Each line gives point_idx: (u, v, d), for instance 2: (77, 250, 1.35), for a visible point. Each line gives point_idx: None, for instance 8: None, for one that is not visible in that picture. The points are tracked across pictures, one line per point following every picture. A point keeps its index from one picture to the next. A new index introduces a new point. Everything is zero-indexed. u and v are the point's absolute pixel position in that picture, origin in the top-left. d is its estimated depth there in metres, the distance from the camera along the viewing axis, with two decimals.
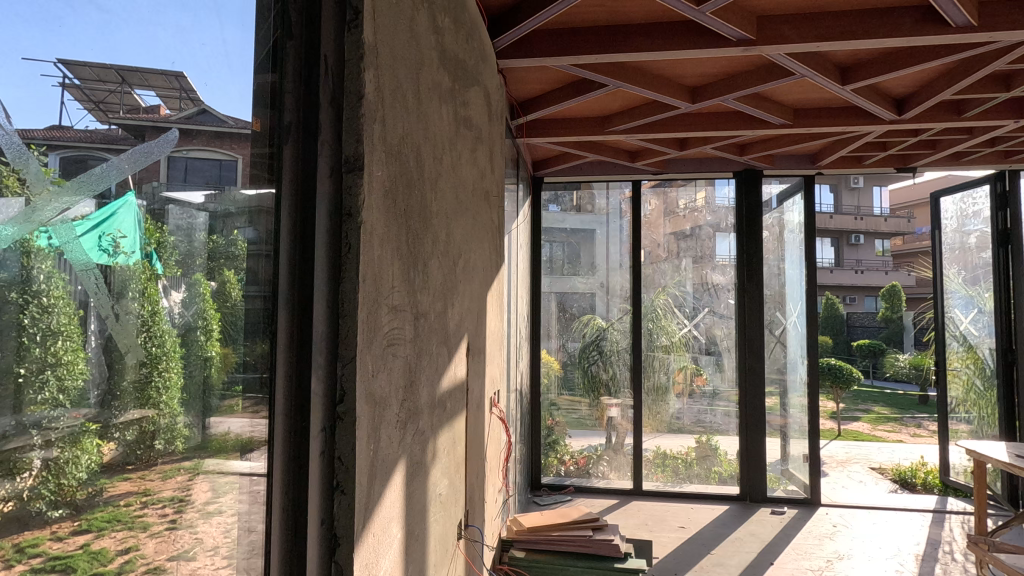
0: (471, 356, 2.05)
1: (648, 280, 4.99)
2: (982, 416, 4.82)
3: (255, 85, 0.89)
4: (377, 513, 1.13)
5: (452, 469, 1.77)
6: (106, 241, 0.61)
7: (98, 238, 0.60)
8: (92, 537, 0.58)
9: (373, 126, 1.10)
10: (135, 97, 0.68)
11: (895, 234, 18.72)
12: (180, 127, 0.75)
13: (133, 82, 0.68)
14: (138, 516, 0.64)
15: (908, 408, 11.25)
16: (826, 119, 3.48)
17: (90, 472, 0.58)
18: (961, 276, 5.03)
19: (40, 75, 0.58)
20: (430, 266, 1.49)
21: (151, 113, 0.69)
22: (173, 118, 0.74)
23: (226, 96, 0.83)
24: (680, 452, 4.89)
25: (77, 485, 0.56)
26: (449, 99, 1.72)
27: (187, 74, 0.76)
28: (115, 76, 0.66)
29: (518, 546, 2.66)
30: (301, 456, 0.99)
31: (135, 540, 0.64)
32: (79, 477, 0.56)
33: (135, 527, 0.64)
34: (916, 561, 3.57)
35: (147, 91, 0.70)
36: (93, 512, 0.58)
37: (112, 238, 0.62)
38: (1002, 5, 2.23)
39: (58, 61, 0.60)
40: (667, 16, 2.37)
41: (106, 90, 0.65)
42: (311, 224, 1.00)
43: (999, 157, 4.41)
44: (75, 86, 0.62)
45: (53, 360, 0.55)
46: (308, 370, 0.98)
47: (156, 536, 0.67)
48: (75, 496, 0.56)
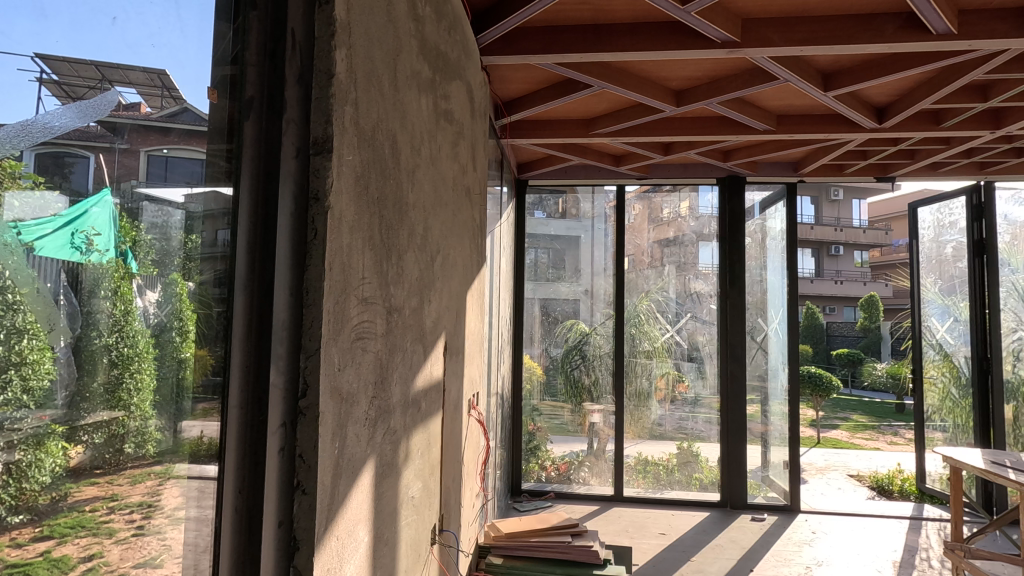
0: (449, 355, 2.00)
1: (631, 285, 4.99)
2: (957, 424, 4.88)
3: (213, 76, 0.85)
4: (342, 515, 1.08)
5: (427, 471, 1.72)
6: (79, 238, 0.62)
7: (71, 234, 0.61)
8: (54, 544, 0.58)
9: (344, 108, 1.05)
10: (117, 95, 0.69)
11: (874, 246, 19.04)
12: (162, 124, 0.76)
13: (114, 78, 0.69)
14: (104, 521, 0.65)
15: (885, 417, 11.42)
16: (808, 126, 3.50)
17: (54, 475, 0.58)
18: (938, 285, 5.10)
19: (16, 70, 0.57)
20: (405, 259, 1.44)
21: (131, 111, 0.70)
22: (154, 116, 0.74)
23: (180, 70, 0.78)
24: (661, 459, 4.87)
25: (38, 490, 0.56)
26: (429, 90, 1.68)
27: (169, 72, 0.76)
28: (94, 73, 0.66)
29: (496, 552, 2.60)
30: (257, 451, 0.93)
31: (99, 547, 0.64)
32: (41, 481, 0.57)
33: (101, 533, 0.64)
34: (894, 568, 3.58)
35: (127, 88, 0.70)
36: (56, 517, 0.58)
37: (86, 235, 0.63)
38: (981, 13, 2.26)
39: (35, 55, 0.59)
40: (652, 16, 2.36)
41: (86, 86, 0.65)
42: (275, 208, 0.95)
43: (974, 168, 4.49)
44: (54, 81, 0.61)
45: (17, 359, 0.55)
46: (268, 363, 0.93)
47: (122, 542, 0.67)
48: (36, 501, 0.56)
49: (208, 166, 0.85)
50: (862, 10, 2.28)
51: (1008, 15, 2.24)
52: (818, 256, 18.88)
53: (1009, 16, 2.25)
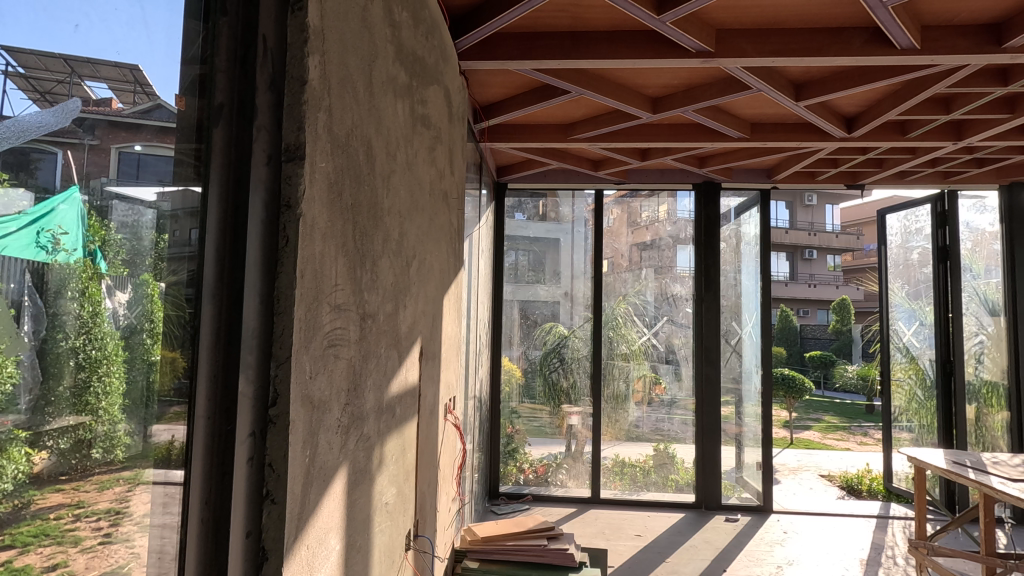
0: (425, 359, 1.99)
1: (609, 288, 5.03)
2: (923, 425, 5.03)
3: (181, 77, 0.84)
4: (313, 523, 1.07)
5: (402, 476, 1.71)
6: (45, 237, 0.61)
7: (36, 233, 0.60)
8: (16, 553, 0.58)
9: (318, 115, 1.05)
10: (86, 89, 0.69)
11: (846, 250, 19.52)
12: (135, 120, 0.76)
13: (83, 73, 0.69)
14: (69, 530, 0.64)
15: (856, 418, 11.69)
16: (781, 134, 3.57)
17: (17, 482, 0.58)
18: (905, 289, 5.26)
19: None
20: (380, 264, 1.44)
21: (101, 107, 0.71)
22: (126, 113, 0.74)
23: (149, 67, 0.77)
24: (638, 460, 4.92)
25: None
26: (405, 94, 1.67)
27: (142, 68, 0.76)
28: (63, 67, 0.66)
29: (472, 556, 2.60)
30: (225, 461, 0.92)
31: (63, 556, 0.63)
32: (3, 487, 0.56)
33: (66, 542, 0.64)
34: (861, 565, 3.67)
35: (98, 83, 0.70)
36: (18, 526, 0.58)
37: (52, 234, 0.62)
38: (943, 30, 2.34)
39: None
40: (629, 25, 2.39)
41: (54, 81, 0.65)
42: (245, 215, 0.94)
43: (939, 177, 4.64)
44: (21, 75, 0.61)
45: None
46: (236, 371, 0.92)
47: (88, 551, 0.67)
48: None
49: (176, 167, 0.83)
50: (830, 24, 2.34)
51: (967, 32, 2.33)
52: (792, 260, 19.25)
53: (969, 32, 2.33)
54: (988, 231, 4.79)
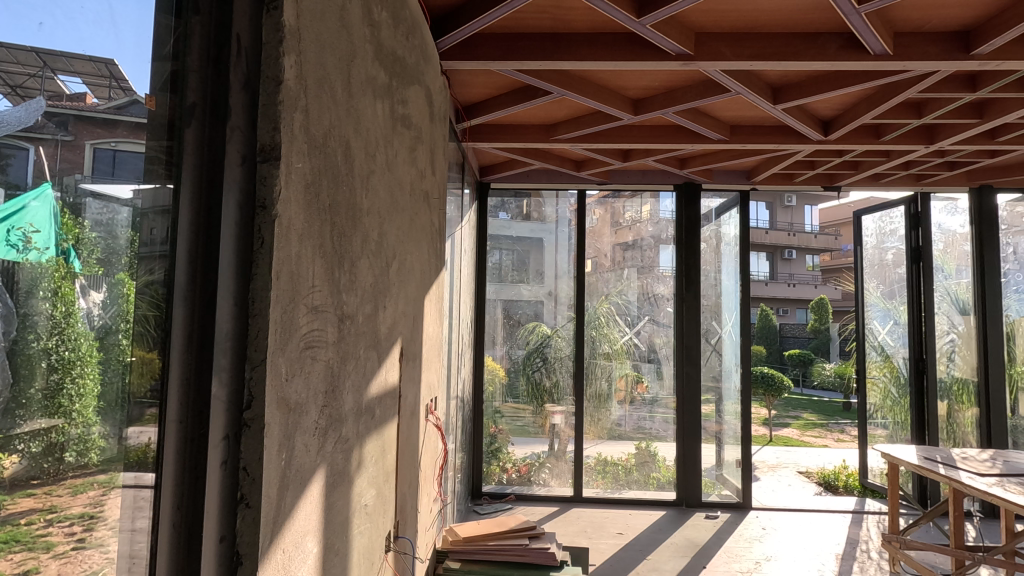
0: (405, 360, 1.99)
1: (591, 288, 5.06)
2: (897, 421, 5.14)
3: (152, 75, 0.82)
4: (289, 527, 1.06)
5: (381, 478, 1.71)
6: (15, 235, 0.60)
7: (6, 231, 0.59)
8: None
9: (294, 115, 1.04)
10: (59, 83, 0.67)
11: (824, 250, 19.87)
12: (109, 116, 0.75)
13: (56, 67, 0.67)
14: (41, 535, 0.64)
15: (834, 415, 11.92)
16: (759, 137, 3.62)
17: None
18: (880, 289, 5.37)
19: None
20: (359, 265, 1.43)
21: (74, 101, 0.69)
22: (101, 108, 0.73)
23: (124, 61, 0.77)
24: (620, 459, 4.96)
25: None
26: (385, 95, 1.66)
27: (117, 63, 0.76)
28: (35, 60, 0.65)
29: (454, 557, 2.60)
30: (198, 466, 0.91)
31: (35, 562, 0.63)
32: None
33: (37, 548, 0.63)
34: (836, 560, 3.74)
35: (72, 78, 0.69)
36: None
37: (22, 232, 0.61)
38: (915, 36, 2.39)
39: None
40: (609, 27, 2.41)
41: (26, 74, 0.63)
42: (218, 216, 0.93)
43: (912, 180, 4.74)
44: None
45: None
46: (209, 374, 0.91)
47: (60, 557, 0.66)
48: None
49: (147, 166, 0.82)
50: (806, 28, 2.38)
51: (937, 39, 2.39)
52: (772, 259, 19.54)
53: (939, 40, 2.39)
54: (958, 233, 4.91)
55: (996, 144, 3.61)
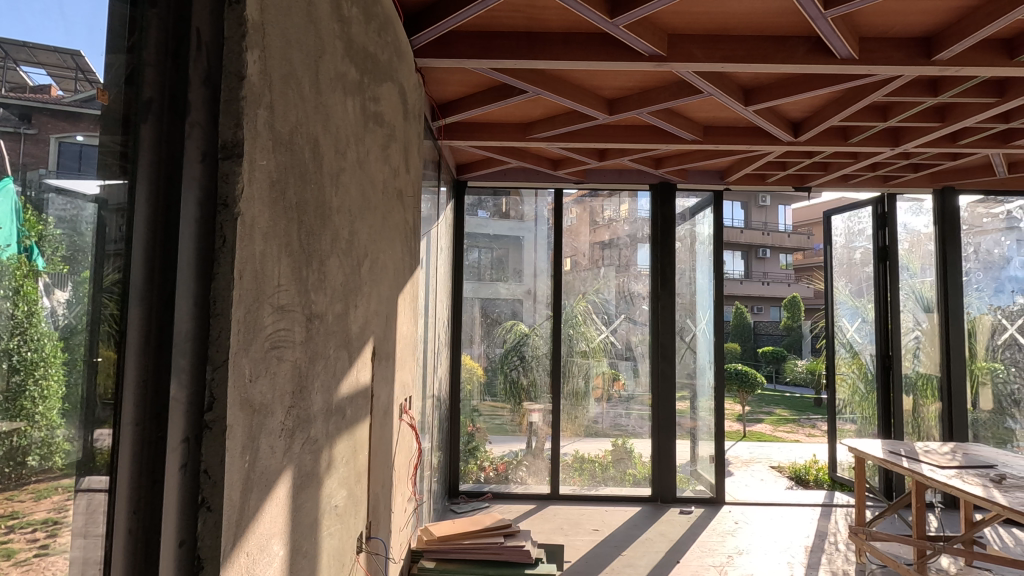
0: (378, 359, 1.97)
1: (568, 287, 5.08)
2: (864, 416, 5.28)
3: (106, 66, 0.81)
4: (253, 530, 1.04)
5: (353, 479, 1.69)
6: None
7: None
8: None
9: (258, 111, 1.02)
10: (23, 74, 0.68)
11: (797, 250, 20.29)
12: (75, 110, 0.76)
13: (19, 58, 0.68)
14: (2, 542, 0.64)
15: (805, 410, 12.19)
16: (732, 138, 3.68)
17: None
18: (848, 288, 5.51)
19: None
20: (328, 263, 1.41)
21: (38, 93, 0.70)
22: (66, 100, 0.74)
23: (91, 54, 0.78)
24: (597, 456, 4.99)
25: None
26: (355, 92, 1.65)
27: (82, 55, 0.76)
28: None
29: (429, 556, 2.60)
30: (155, 469, 0.89)
31: None
32: None
33: None
34: (805, 553, 3.83)
35: (35, 69, 0.70)
36: None
37: None
38: (880, 41, 2.46)
39: None
40: (584, 27, 2.42)
41: None
42: (177, 215, 0.91)
43: (879, 181, 4.86)
44: None
45: None
46: (168, 375, 0.89)
47: (22, 564, 0.67)
48: None
49: (101, 159, 0.80)
50: (775, 32, 2.43)
51: (901, 44, 2.46)
52: (747, 259, 19.86)
53: (902, 45, 2.46)
54: (923, 233, 5.06)
55: (957, 147, 3.73)
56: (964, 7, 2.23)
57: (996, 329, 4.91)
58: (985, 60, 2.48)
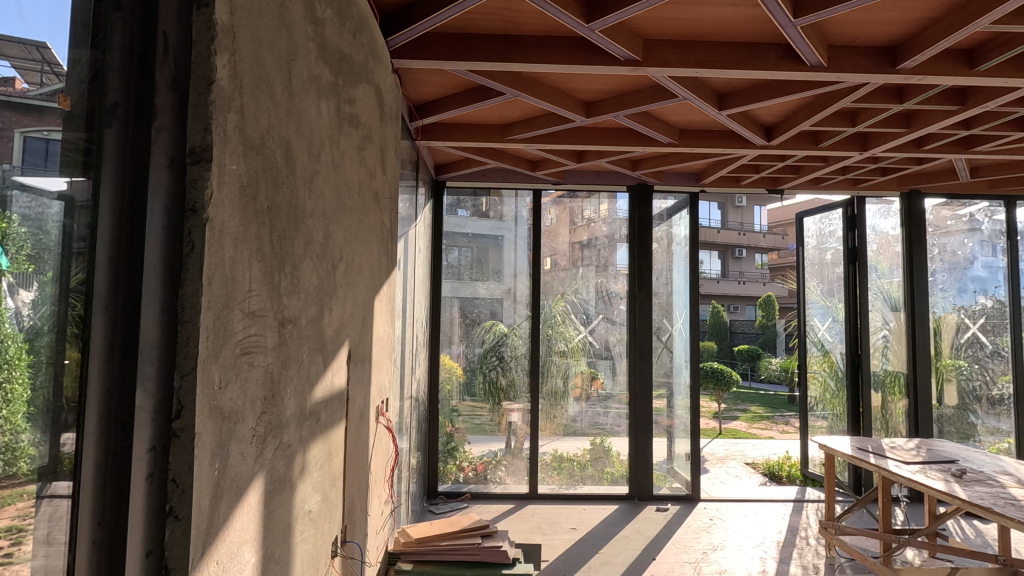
0: (353, 362, 1.96)
1: (547, 287, 5.10)
2: (835, 413, 5.42)
3: (68, 58, 0.79)
4: (223, 538, 1.03)
5: (327, 483, 1.68)
6: None
7: None
8: None
9: (227, 116, 1.01)
10: None
11: (772, 250, 20.68)
12: (43, 104, 0.76)
13: None
14: None
15: (779, 407, 12.46)
16: (707, 141, 3.74)
17: None
18: (820, 288, 5.67)
19: None
20: (301, 268, 1.40)
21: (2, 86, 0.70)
22: (32, 94, 0.74)
23: (58, 47, 0.77)
24: (576, 455, 5.03)
25: None
26: (330, 94, 1.64)
27: (50, 47, 0.76)
28: None
29: (406, 558, 2.59)
30: (121, 479, 0.88)
31: None
32: None
33: None
34: (777, 548, 3.91)
35: None
36: None
37: None
38: (847, 50, 2.53)
39: None
40: (560, 30, 2.44)
41: None
42: (143, 220, 0.90)
43: (849, 184, 4.99)
44: None
45: None
46: (133, 383, 0.88)
47: None
48: None
49: (62, 161, 0.79)
50: (747, 38, 2.48)
51: (867, 52, 2.53)
52: (723, 259, 20.17)
53: (869, 53, 2.53)
54: (891, 234, 5.20)
55: (923, 152, 3.85)
56: (926, 18, 2.30)
57: (959, 327, 5.08)
58: (946, 70, 2.57)
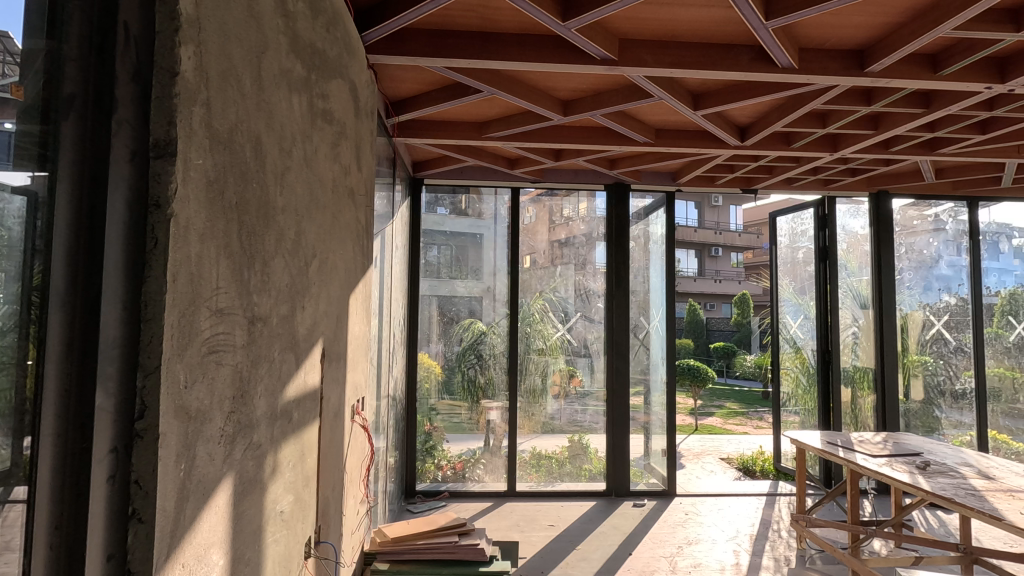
0: (327, 361, 1.94)
1: (525, 285, 5.10)
2: (807, 409, 5.55)
3: (24, 47, 0.76)
4: (190, 540, 1.01)
5: (300, 483, 1.66)
6: None
7: None
8: None
9: (192, 109, 0.98)
10: None
11: (747, 249, 21.05)
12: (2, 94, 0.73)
13: None
14: None
15: (753, 404, 12.68)
16: (682, 140, 3.78)
17: None
18: (792, 286, 5.79)
19: None
20: (272, 265, 1.38)
21: None
22: None
23: (17, 34, 0.74)
24: (554, 452, 5.05)
25: None
26: (302, 89, 1.61)
27: (11, 35, 0.73)
28: None
29: (382, 558, 2.57)
30: (80, 482, 0.85)
31: None
32: None
33: None
34: (750, 541, 3.99)
35: None
36: None
37: None
38: (818, 52, 2.58)
39: None
40: (537, 28, 2.44)
41: None
42: (103, 215, 0.88)
43: (820, 185, 5.10)
44: None
45: None
46: (93, 382, 0.86)
47: None
48: None
49: (18, 153, 0.76)
50: (721, 40, 2.51)
51: (837, 55, 2.59)
52: (700, 257, 20.45)
53: (838, 56, 2.59)
54: (860, 234, 5.33)
55: (890, 154, 3.95)
56: (892, 22, 2.36)
57: (925, 324, 5.23)
58: (912, 73, 2.64)
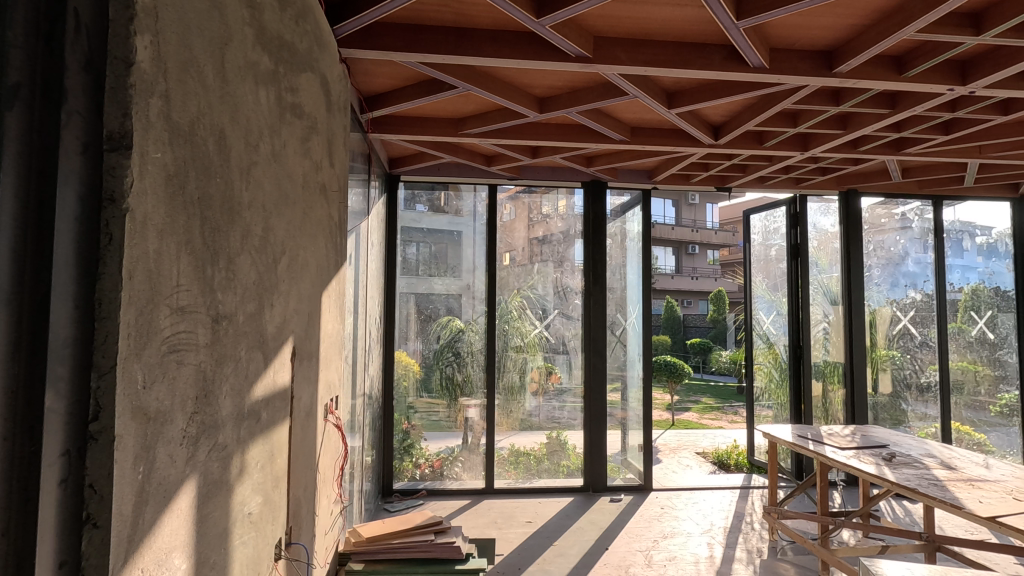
0: (298, 359, 1.90)
1: (502, 283, 5.09)
2: (779, 403, 5.66)
3: None
4: (149, 544, 0.98)
5: (269, 483, 1.63)
6: None
7: None
8: None
9: (149, 100, 0.95)
10: None
11: (723, 246, 21.37)
12: None
13: None
14: None
15: (729, 398, 12.89)
16: (657, 138, 3.81)
17: None
18: (765, 282, 5.90)
19: None
20: (237, 262, 1.35)
21: None
22: None
23: None
24: (532, 449, 5.06)
25: None
26: (269, 82, 1.58)
27: None
28: None
29: (357, 558, 2.54)
30: (29, 486, 0.82)
31: None
32: None
33: None
34: (724, 534, 4.05)
35: None
36: None
37: None
38: (788, 52, 2.62)
39: None
40: (512, 24, 2.43)
41: None
42: (53, 210, 0.85)
43: (792, 183, 5.19)
44: None
45: None
46: (42, 383, 0.83)
47: None
48: None
49: None
50: (693, 39, 2.54)
51: (806, 56, 2.63)
52: (677, 254, 20.69)
53: (807, 57, 2.64)
54: (830, 232, 5.44)
55: (858, 153, 4.04)
56: (859, 24, 2.41)
57: (892, 320, 5.37)
58: (878, 74, 2.70)
